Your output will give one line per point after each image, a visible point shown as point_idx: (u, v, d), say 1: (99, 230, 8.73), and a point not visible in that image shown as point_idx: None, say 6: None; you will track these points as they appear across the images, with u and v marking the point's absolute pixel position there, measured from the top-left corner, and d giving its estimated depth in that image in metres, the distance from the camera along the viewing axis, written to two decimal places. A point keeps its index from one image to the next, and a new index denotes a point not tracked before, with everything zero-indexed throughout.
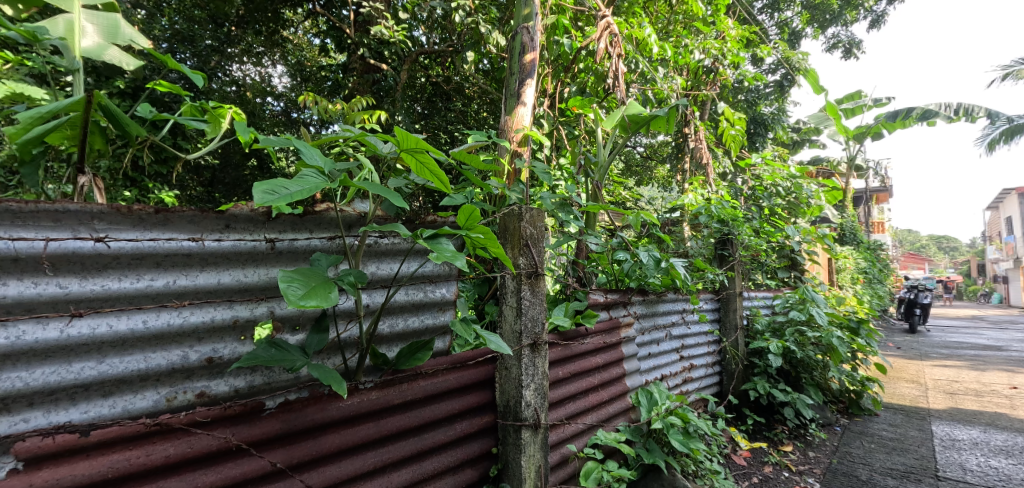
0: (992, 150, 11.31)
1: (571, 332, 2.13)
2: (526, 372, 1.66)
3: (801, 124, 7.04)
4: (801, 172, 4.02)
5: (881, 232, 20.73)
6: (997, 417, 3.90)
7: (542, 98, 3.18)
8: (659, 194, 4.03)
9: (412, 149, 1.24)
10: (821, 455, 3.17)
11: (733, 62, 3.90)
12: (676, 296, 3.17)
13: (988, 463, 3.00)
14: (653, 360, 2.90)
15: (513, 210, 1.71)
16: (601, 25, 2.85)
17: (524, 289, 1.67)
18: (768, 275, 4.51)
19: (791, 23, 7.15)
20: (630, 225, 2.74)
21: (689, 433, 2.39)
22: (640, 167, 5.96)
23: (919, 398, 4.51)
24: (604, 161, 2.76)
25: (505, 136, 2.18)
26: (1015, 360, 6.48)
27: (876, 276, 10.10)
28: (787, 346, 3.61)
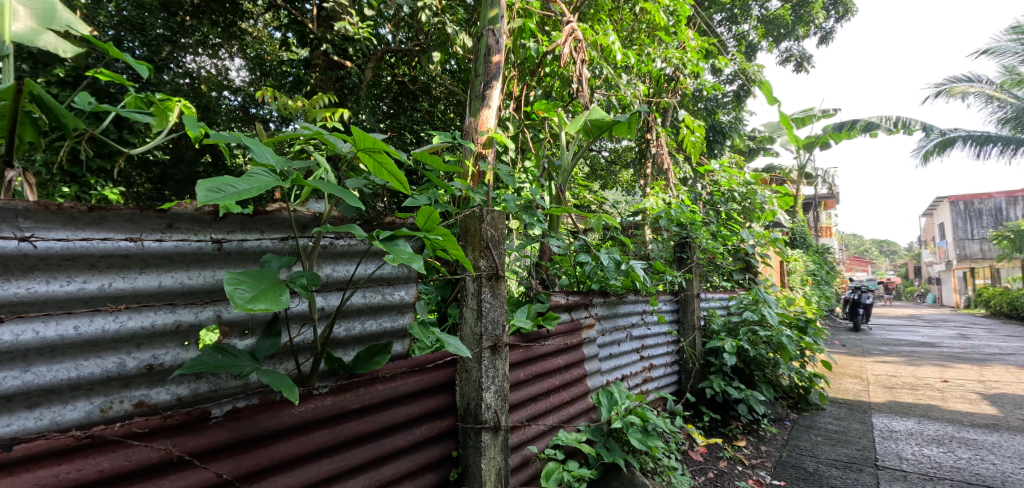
0: (927, 161, 12.02)
1: (532, 334, 2.13)
2: (486, 374, 1.65)
3: (756, 133, 7.30)
4: (755, 179, 4.17)
5: (829, 235, 21.74)
6: (930, 409, 4.15)
7: (508, 100, 3.18)
8: (623, 198, 4.09)
9: (369, 149, 1.21)
10: (772, 449, 3.29)
11: (693, 72, 4.01)
12: (637, 297, 3.23)
13: (921, 452, 3.19)
14: (614, 360, 2.94)
15: (474, 213, 1.70)
16: (566, 30, 2.88)
17: (485, 291, 1.66)
18: (725, 277, 4.65)
19: (748, 35, 7.42)
20: (592, 227, 2.77)
21: (647, 431, 2.44)
22: (605, 171, 6.04)
23: (861, 393, 4.75)
24: (568, 165, 2.79)
25: (470, 137, 2.16)
26: (947, 356, 6.92)
27: (824, 278, 10.59)
28: (740, 345, 3.74)
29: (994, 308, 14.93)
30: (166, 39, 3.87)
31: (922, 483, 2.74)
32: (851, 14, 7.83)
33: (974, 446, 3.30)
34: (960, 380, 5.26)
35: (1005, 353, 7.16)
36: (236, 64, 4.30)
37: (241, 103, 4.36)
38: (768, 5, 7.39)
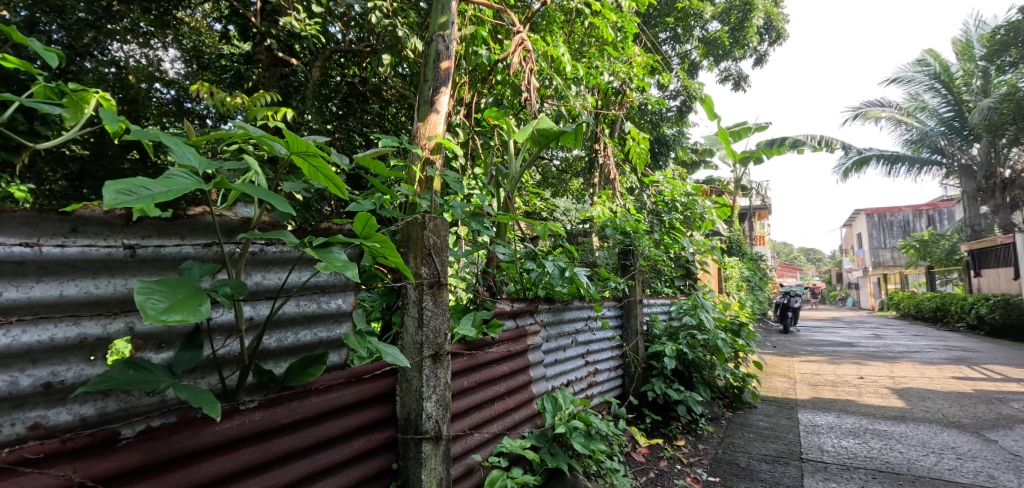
0: (847, 178, 12.99)
1: (476, 341, 2.11)
2: (427, 383, 1.62)
3: (697, 146, 7.62)
4: (696, 190, 4.34)
5: (762, 244, 22.97)
6: (849, 404, 4.46)
7: (459, 106, 3.16)
8: (572, 207, 4.13)
9: (303, 153, 1.17)
10: (709, 447, 3.42)
11: (639, 86, 4.14)
12: (582, 303, 3.27)
13: (840, 444, 3.41)
14: (559, 366, 2.96)
15: (416, 219, 1.67)
16: (516, 40, 2.90)
17: (426, 299, 1.64)
18: (667, 283, 4.80)
19: (690, 55, 7.76)
20: (539, 235, 2.80)
21: (591, 434, 2.47)
22: (556, 179, 6.10)
23: (789, 391, 5.04)
24: (515, 173, 2.81)
25: (417, 142, 2.11)
26: (864, 355, 7.46)
27: (757, 284, 11.17)
28: (680, 349, 3.87)
29: (903, 311, 16.28)
30: (89, 24, 3.39)
31: (840, 473, 2.93)
32: (783, 39, 8.35)
33: (885, 437, 3.57)
34: (874, 376, 5.68)
35: (911, 351, 7.83)
36: (170, 55, 3.98)
37: (174, 97, 3.97)
38: (709, 26, 7.78)
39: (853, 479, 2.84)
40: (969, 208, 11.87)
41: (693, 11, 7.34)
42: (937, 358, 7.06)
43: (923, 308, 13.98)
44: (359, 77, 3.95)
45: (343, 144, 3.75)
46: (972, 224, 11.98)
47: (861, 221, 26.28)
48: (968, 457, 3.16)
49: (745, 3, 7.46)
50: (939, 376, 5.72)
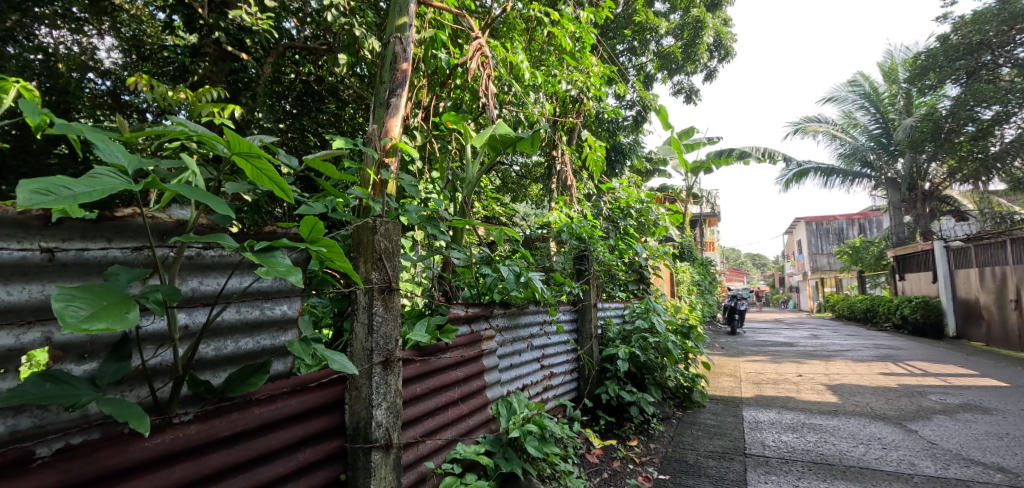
0: (788, 188, 13.68)
1: (430, 347, 2.08)
2: (377, 391, 1.58)
3: (652, 155, 7.84)
4: (650, 198, 4.46)
5: (712, 249, 23.80)
6: (789, 401, 4.69)
7: (417, 109, 3.11)
8: (531, 212, 4.14)
9: (245, 154, 1.13)
10: (660, 446, 3.50)
11: (596, 96, 4.23)
12: (537, 308, 3.28)
13: (780, 439, 3.58)
14: (515, 370, 2.96)
15: (367, 223, 1.63)
16: (474, 46, 2.91)
17: (376, 305, 1.60)
18: (621, 287, 4.89)
19: (645, 67, 7.96)
20: (495, 240, 2.80)
21: (545, 438, 2.49)
22: (515, 184, 6.12)
23: (735, 389, 5.24)
24: (472, 178, 2.79)
25: (373, 144, 2.06)
26: (804, 354, 7.86)
27: (707, 287, 11.56)
28: (632, 351, 3.95)
29: (838, 313, 17.29)
30: (12, 5, 3.11)
31: (780, 466, 3.08)
32: (731, 57, 8.72)
33: (820, 430, 3.77)
34: (811, 374, 6.00)
35: (845, 350, 8.32)
36: (107, 44, 3.72)
37: (110, 88, 3.71)
38: (663, 41, 8.05)
39: (791, 471, 2.99)
40: (894, 217, 12.77)
41: (649, 25, 7.56)
42: (867, 355, 7.53)
43: (855, 310, 14.89)
44: (313, 76, 3.83)
45: (295, 143, 3.63)
46: (898, 232, 12.90)
47: (801, 229, 27.75)
48: (892, 447, 3.39)
49: (697, 21, 7.76)
50: (868, 372, 6.10)
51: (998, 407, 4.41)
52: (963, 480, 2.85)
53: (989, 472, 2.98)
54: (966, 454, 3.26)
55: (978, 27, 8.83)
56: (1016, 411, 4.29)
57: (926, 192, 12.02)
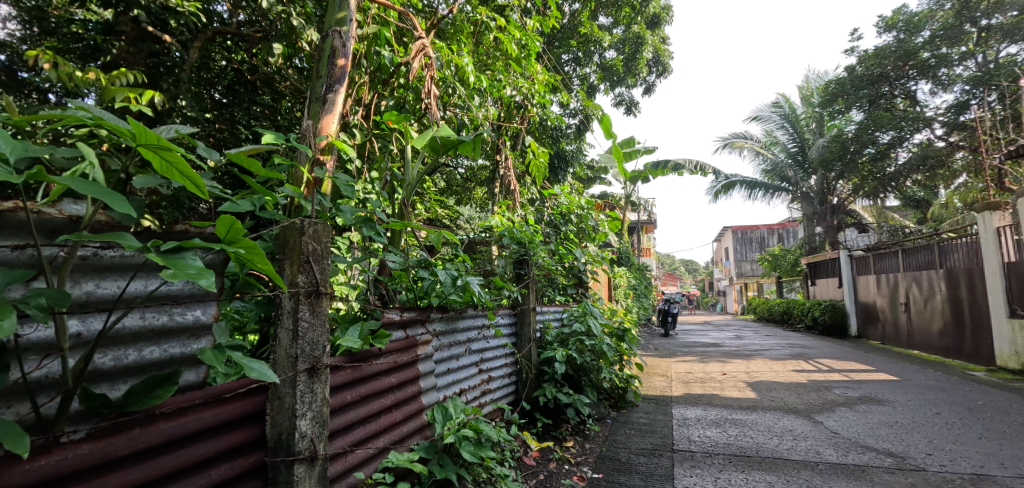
0: (717, 199, 14.45)
1: (362, 353, 1.99)
2: (302, 400, 1.49)
3: (593, 163, 8.04)
4: (590, 205, 4.56)
5: (649, 255, 24.67)
6: (714, 398, 4.93)
7: (357, 107, 3.02)
8: (474, 216, 4.10)
9: (153, 146, 1.05)
10: (595, 446, 3.58)
11: (540, 103, 4.27)
12: (476, 312, 3.25)
13: (705, 434, 3.74)
14: (451, 375, 2.91)
15: (294, 224, 1.55)
16: (417, 46, 2.87)
17: (302, 310, 1.52)
18: (561, 292, 4.95)
19: (589, 78, 8.14)
20: (433, 242, 2.74)
21: (480, 442, 2.46)
22: (460, 187, 6.06)
23: (666, 388, 5.45)
24: (412, 179, 2.72)
25: (307, 141, 1.96)
26: (729, 354, 8.30)
27: (642, 291, 11.98)
28: (569, 354, 4.00)
29: (759, 315, 18.45)
30: None
31: (704, 460, 3.23)
32: (668, 73, 9.10)
33: (740, 425, 3.98)
34: (734, 373, 6.35)
35: (764, 349, 8.89)
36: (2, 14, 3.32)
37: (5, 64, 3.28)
38: (606, 53, 8.29)
39: (714, 464, 3.14)
40: (808, 228, 13.78)
41: (593, 38, 7.75)
42: (784, 354, 8.07)
43: (773, 312, 15.95)
44: (245, 64, 3.48)
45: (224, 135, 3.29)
46: (811, 241, 13.98)
47: (728, 236, 29.44)
48: (801, 438, 3.63)
49: (638, 37, 8.04)
50: (784, 369, 6.54)
51: (890, 399, 4.85)
52: (861, 466, 3.10)
53: (882, 457, 3.26)
54: (863, 442, 3.55)
55: (878, 62, 9.75)
56: (906, 402, 4.74)
57: (835, 206, 13.05)
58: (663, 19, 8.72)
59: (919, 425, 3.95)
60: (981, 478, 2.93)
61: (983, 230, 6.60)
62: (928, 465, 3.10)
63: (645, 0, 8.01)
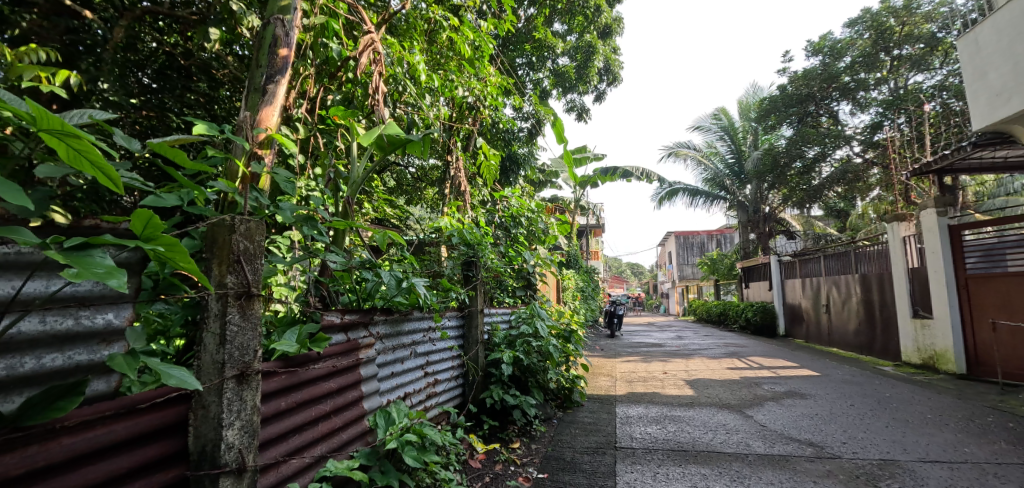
0: (661, 205, 14.94)
1: (299, 357, 1.90)
2: (229, 408, 1.40)
3: (545, 167, 8.08)
4: (540, 208, 4.58)
5: (597, 258, 25.20)
6: (655, 396, 5.08)
7: (301, 100, 2.90)
8: (424, 216, 4.02)
9: (57, 132, 0.96)
10: (540, 446, 3.59)
11: (492, 105, 4.25)
12: (422, 314, 3.18)
13: (646, 431, 3.84)
14: (396, 379, 2.83)
15: (223, 221, 1.45)
16: (366, 40, 2.80)
17: (231, 313, 1.43)
18: (509, 294, 4.94)
19: (542, 83, 8.22)
20: (379, 242, 2.65)
21: (424, 446, 2.40)
22: (410, 187, 5.95)
23: (610, 387, 5.56)
24: (357, 177, 2.62)
25: (243, 134, 1.84)
26: (670, 354, 8.59)
27: (590, 293, 12.21)
28: (517, 356, 3.98)
29: (698, 315, 19.25)
30: None
31: (644, 456, 3.31)
32: (618, 82, 9.31)
33: (679, 421, 4.12)
34: (674, 371, 6.59)
35: (702, 349, 9.26)
36: None
37: None
38: (559, 60, 8.40)
39: (653, 460, 3.23)
40: (744, 234, 14.51)
41: (546, 44, 7.82)
42: (720, 353, 8.44)
43: (711, 312, 16.70)
44: (180, 47, 2.58)
45: (152, 123, 2.37)
46: (746, 246, 14.73)
47: (671, 240, 30.52)
48: (733, 431, 3.79)
49: (589, 46, 8.19)
50: (719, 368, 6.84)
51: (812, 393, 5.17)
52: (784, 456, 3.27)
53: (803, 447, 3.45)
54: (788, 433, 3.75)
55: (806, 83, 10.41)
56: (825, 395, 5.06)
57: (767, 214, 13.81)
58: (615, 30, 8.92)
59: (836, 417, 4.22)
60: (887, 463, 3.16)
61: (891, 239, 7.17)
62: (843, 453, 3.31)
63: (598, 10, 8.17)
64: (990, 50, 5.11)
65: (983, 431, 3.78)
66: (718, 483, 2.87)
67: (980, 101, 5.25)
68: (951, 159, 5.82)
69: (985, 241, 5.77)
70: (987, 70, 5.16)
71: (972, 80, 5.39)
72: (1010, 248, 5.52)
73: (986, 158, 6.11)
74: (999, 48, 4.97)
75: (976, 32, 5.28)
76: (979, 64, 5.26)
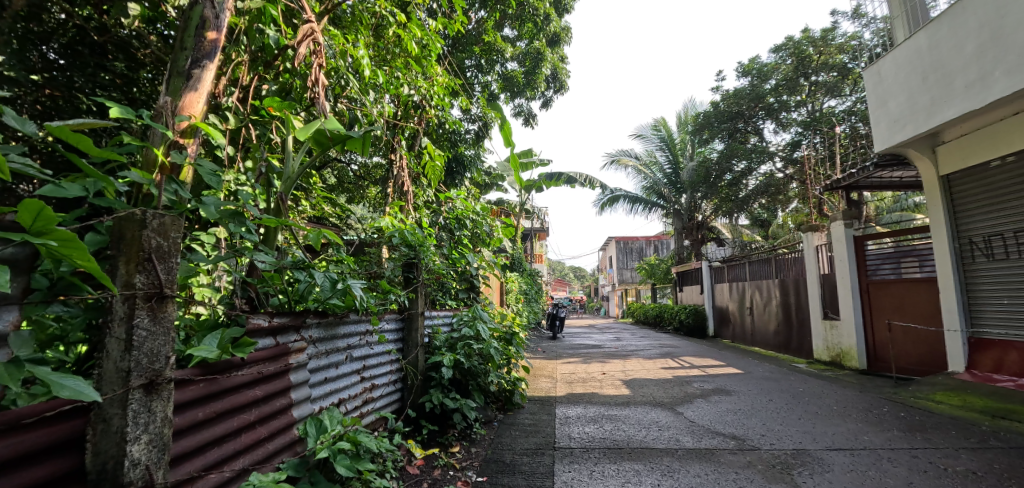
0: (602, 211, 15.31)
1: (220, 364, 1.77)
2: (134, 421, 1.29)
3: (490, 170, 8.06)
4: (484, 210, 4.53)
5: (541, 261, 25.45)
6: (593, 396, 5.17)
7: (232, 87, 2.72)
8: (364, 215, 3.87)
9: None
10: (480, 449, 3.56)
11: (438, 105, 4.17)
12: (359, 317, 3.06)
13: (584, 431, 3.89)
14: (329, 385, 2.71)
15: (133, 215, 1.32)
16: (305, 29, 2.66)
17: (139, 317, 1.31)
18: (451, 296, 4.87)
19: (490, 86, 8.18)
20: (314, 241, 2.52)
21: (359, 454, 2.29)
22: (352, 184, 5.76)
23: (550, 389, 5.61)
24: (291, 172, 2.47)
25: (162, 119, 1.68)
26: (609, 355, 8.80)
27: (532, 295, 12.31)
28: (457, 359, 3.90)
29: (636, 318, 19.86)
30: None
31: (581, 455, 3.35)
32: (564, 90, 9.47)
33: (615, 420, 4.20)
34: (612, 372, 6.74)
35: (639, 350, 9.55)
36: None
37: None
38: (507, 64, 8.41)
39: (590, 458, 3.27)
40: (678, 240, 15.12)
41: (496, 47, 7.81)
42: (655, 353, 8.74)
43: (648, 315, 17.31)
44: (92, 21, 2.23)
45: (57, 103, 2.04)
46: (680, 252, 15.35)
47: (612, 246, 31.29)
48: (665, 428, 3.92)
49: (538, 53, 8.26)
50: (654, 367, 7.08)
51: (737, 389, 5.44)
52: (710, 449, 3.42)
53: (727, 440, 3.62)
54: (714, 428, 3.92)
55: (736, 101, 11.01)
56: (749, 392, 5.35)
57: (700, 223, 14.45)
58: (562, 39, 9.04)
59: (757, 412, 4.46)
60: (800, 453, 3.36)
61: (807, 249, 7.68)
62: (762, 445, 3.50)
63: (547, 18, 8.25)
64: (890, 81, 5.58)
65: (879, 420, 4.11)
66: (649, 478, 2.95)
67: (881, 126, 5.71)
68: (858, 177, 6.31)
69: (884, 251, 6.28)
70: (888, 99, 5.62)
71: (875, 108, 5.86)
72: (904, 257, 6.05)
73: (886, 177, 6.67)
74: (898, 80, 5.44)
75: (880, 64, 5.76)
76: (880, 93, 5.73)
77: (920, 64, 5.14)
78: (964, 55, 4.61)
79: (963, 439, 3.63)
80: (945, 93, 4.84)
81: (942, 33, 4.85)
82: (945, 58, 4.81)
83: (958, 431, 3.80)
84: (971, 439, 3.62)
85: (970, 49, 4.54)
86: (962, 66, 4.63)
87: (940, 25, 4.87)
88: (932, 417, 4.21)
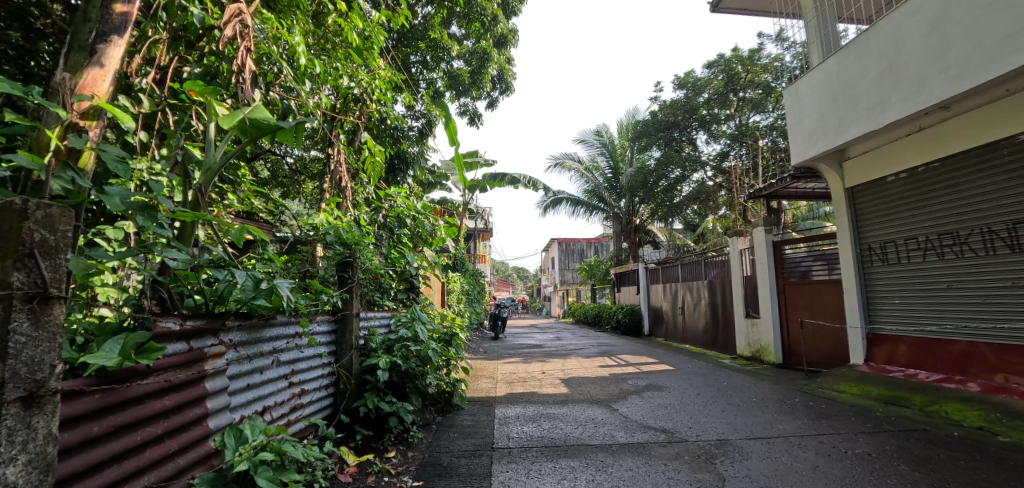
0: (545, 213, 15.47)
1: (121, 373, 1.60)
2: (8, 440, 1.14)
3: (433, 169, 7.92)
4: (426, 209, 4.41)
5: (484, 261, 25.39)
6: (532, 395, 5.19)
7: (147, 68, 2.48)
8: (297, 211, 3.66)
9: None
10: (417, 453, 3.46)
11: (379, 99, 4.00)
12: (287, 319, 2.89)
13: (523, 430, 3.88)
14: (252, 392, 2.53)
15: (13, 204, 1.16)
16: (231, 9, 2.46)
17: (19, 321, 1.16)
18: (390, 296, 4.71)
19: (435, 83, 8.05)
20: (237, 237, 2.34)
21: (283, 465, 2.14)
22: (287, 178, 5.46)
23: (490, 389, 5.57)
24: (212, 161, 2.27)
25: (57, 97, 1.50)
26: (549, 354, 8.88)
27: (475, 296, 12.25)
28: (394, 361, 3.76)
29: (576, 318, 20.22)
30: None
31: (520, 454, 3.34)
32: (510, 92, 9.48)
33: (553, 418, 4.22)
34: (552, 371, 6.79)
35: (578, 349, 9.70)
36: None
37: None
38: (453, 63, 8.29)
39: (528, 457, 3.26)
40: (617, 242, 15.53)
41: (442, 45, 7.66)
42: (593, 352, 8.92)
43: (588, 315, 17.67)
44: None
45: None
46: (619, 254, 15.78)
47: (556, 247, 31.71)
48: (600, 425, 3.98)
49: (484, 52, 8.20)
50: (592, 366, 7.21)
51: (669, 385, 5.63)
52: (642, 443, 3.50)
53: (658, 434, 3.73)
54: (647, 423, 4.03)
55: (673, 111, 11.47)
56: (680, 387, 5.54)
57: (637, 226, 14.92)
58: (509, 41, 9.03)
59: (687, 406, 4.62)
60: (724, 443, 3.51)
61: (733, 252, 8.08)
62: (690, 437, 3.63)
63: (494, 19, 8.21)
64: (807, 101, 5.95)
65: (793, 411, 4.38)
66: (584, 473, 2.98)
67: (797, 141, 6.10)
68: (779, 187, 6.70)
69: (802, 255, 6.69)
70: (803, 117, 6.00)
71: (793, 125, 6.23)
72: (818, 261, 6.48)
73: (803, 187, 7.12)
74: (813, 100, 5.82)
75: (797, 84, 6.14)
76: (798, 111, 6.10)
77: (831, 87, 5.53)
78: (867, 81, 5.00)
79: (862, 424, 3.92)
80: (851, 114, 5.23)
81: (849, 59, 5.24)
82: (851, 83, 5.20)
83: (857, 417, 4.11)
84: (868, 424, 3.92)
85: (873, 75, 4.93)
86: (865, 90, 5.02)
87: (848, 52, 5.25)
88: (837, 405, 4.54)
